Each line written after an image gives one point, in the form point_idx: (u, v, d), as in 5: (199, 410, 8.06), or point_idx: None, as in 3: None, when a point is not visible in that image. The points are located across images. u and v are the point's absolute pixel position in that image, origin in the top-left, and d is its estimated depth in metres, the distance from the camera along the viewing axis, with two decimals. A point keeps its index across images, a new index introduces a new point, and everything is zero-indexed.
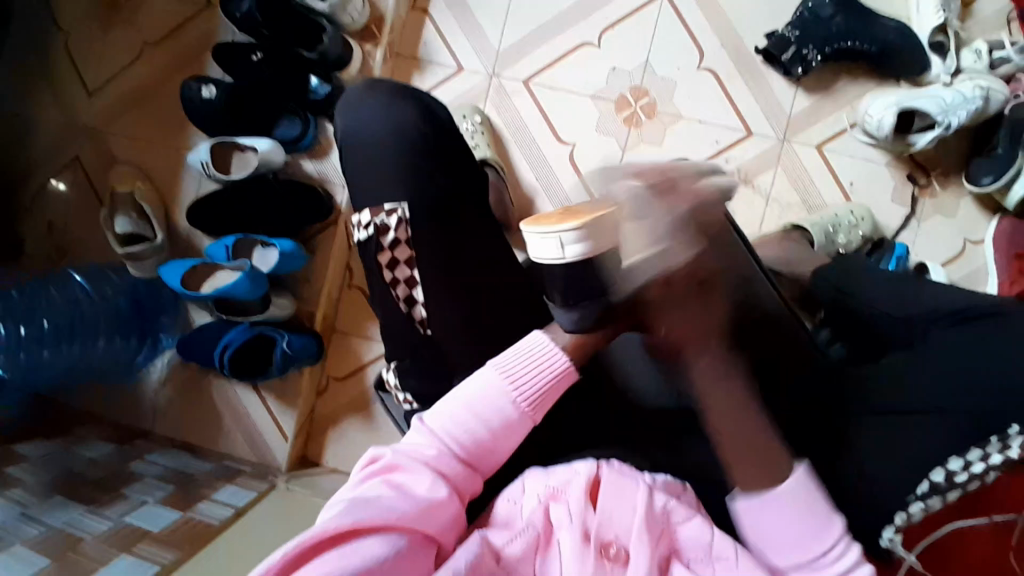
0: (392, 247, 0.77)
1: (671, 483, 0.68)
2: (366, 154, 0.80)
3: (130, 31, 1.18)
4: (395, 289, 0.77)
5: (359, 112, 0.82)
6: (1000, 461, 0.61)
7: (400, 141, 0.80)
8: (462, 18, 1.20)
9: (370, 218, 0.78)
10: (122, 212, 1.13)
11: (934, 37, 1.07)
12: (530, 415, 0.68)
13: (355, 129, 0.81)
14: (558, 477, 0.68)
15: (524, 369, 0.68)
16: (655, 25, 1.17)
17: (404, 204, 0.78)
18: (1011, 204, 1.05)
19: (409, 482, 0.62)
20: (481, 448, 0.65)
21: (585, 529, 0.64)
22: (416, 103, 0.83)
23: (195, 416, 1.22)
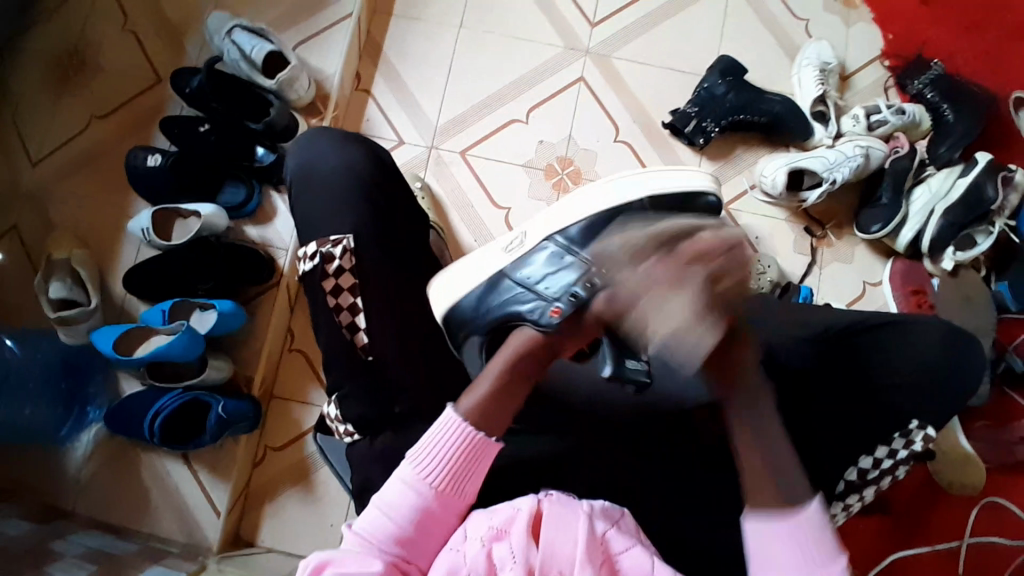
0: (336, 275, 0.80)
1: (609, 509, 0.69)
2: (313, 192, 0.85)
3: (79, 104, 1.23)
4: (339, 314, 0.79)
5: (305, 157, 0.87)
6: (908, 453, 0.79)
7: (342, 179, 0.85)
8: (402, 97, 1.31)
9: (315, 249, 0.81)
10: (57, 277, 1.13)
11: (816, 107, 1.25)
12: (455, 488, 0.69)
13: (302, 170, 0.86)
14: (501, 517, 0.66)
15: (440, 448, 0.69)
16: (576, 104, 1.30)
17: (349, 235, 0.81)
18: (901, 247, 1.19)
19: (342, 570, 0.62)
20: (412, 531, 0.66)
21: (529, 566, 0.63)
22: (364, 145, 0.88)
23: (119, 493, 1.14)
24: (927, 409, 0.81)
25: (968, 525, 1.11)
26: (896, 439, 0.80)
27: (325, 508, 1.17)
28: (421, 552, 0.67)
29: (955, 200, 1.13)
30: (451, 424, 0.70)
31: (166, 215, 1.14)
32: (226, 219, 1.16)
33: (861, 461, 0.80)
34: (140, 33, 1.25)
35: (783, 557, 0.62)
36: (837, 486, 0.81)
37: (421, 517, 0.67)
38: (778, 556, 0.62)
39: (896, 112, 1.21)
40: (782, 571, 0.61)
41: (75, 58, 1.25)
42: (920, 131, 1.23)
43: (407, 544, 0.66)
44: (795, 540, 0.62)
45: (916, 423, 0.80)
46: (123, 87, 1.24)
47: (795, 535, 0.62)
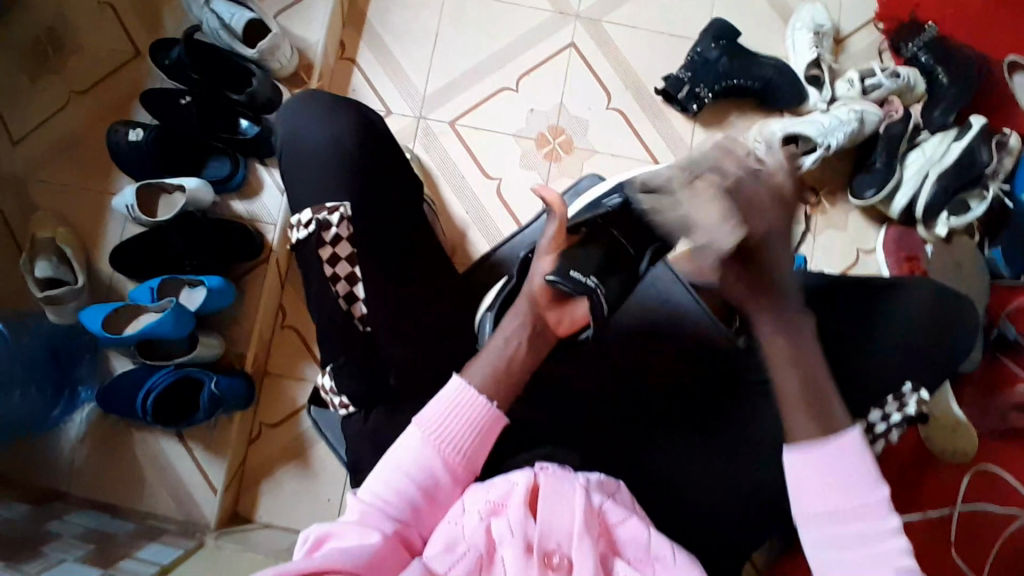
0: (333, 243, 0.78)
1: (605, 482, 0.70)
2: (301, 163, 0.83)
3: (59, 81, 1.20)
4: (335, 285, 0.78)
5: (291, 127, 0.85)
6: (901, 417, 0.81)
7: (331, 149, 0.82)
8: (389, 66, 1.28)
9: (310, 216, 0.79)
10: (43, 256, 1.11)
11: (810, 71, 1.23)
12: (457, 461, 0.68)
13: (290, 139, 0.84)
14: (497, 490, 0.66)
15: (445, 421, 0.69)
16: (566, 71, 1.28)
17: (346, 203, 0.80)
18: (894, 213, 1.18)
19: (343, 544, 0.62)
20: (412, 503, 0.66)
21: (526, 540, 0.63)
22: (354, 109, 0.86)
23: (114, 473, 1.13)
24: (918, 372, 0.82)
25: (960, 490, 1.11)
26: (890, 403, 0.81)
27: (322, 484, 1.17)
28: (422, 525, 0.67)
29: (950, 163, 1.13)
30: (458, 397, 0.69)
31: (149, 190, 1.12)
32: (212, 194, 1.14)
33: (854, 426, 0.81)
34: (118, 6, 1.22)
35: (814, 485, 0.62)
36: None
37: (424, 489, 0.67)
38: (815, 484, 0.62)
39: (890, 75, 1.20)
40: (818, 499, 0.62)
41: (52, 34, 1.21)
42: (916, 95, 1.22)
43: (408, 516, 0.66)
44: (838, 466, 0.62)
45: (910, 386, 0.81)
46: (103, 62, 1.20)
47: (841, 460, 0.62)
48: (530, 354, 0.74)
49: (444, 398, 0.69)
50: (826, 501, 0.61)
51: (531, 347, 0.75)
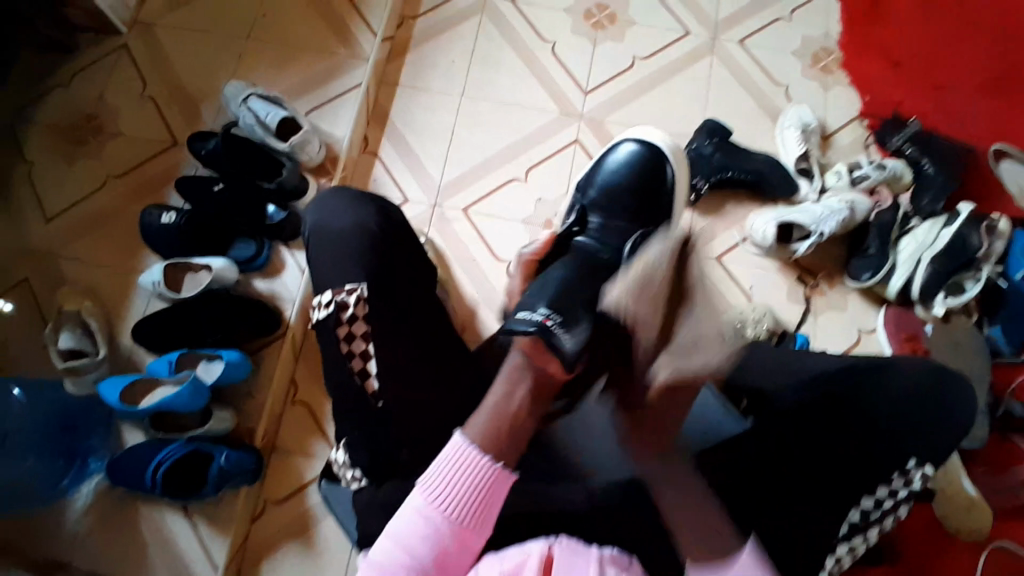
0: (349, 322, 0.81)
1: (617, 558, 0.70)
2: (325, 242, 0.88)
3: (99, 166, 1.29)
4: (351, 360, 0.81)
5: (321, 211, 0.92)
6: (908, 491, 0.83)
7: (361, 229, 0.88)
8: (407, 158, 1.38)
9: (331, 297, 0.83)
10: (67, 328, 1.15)
11: (799, 164, 1.31)
12: (463, 525, 0.69)
13: (318, 217, 0.91)
14: (512, 560, 0.68)
15: (455, 482, 0.69)
16: (572, 164, 1.37)
17: (364, 283, 0.83)
18: (892, 294, 1.23)
19: None
20: (420, 567, 0.66)
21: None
22: (377, 200, 0.94)
23: (115, 548, 1.11)
24: (921, 445, 0.84)
25: (978, 571, 1.08)
26: (896, 478, 0.83)
27: (325, 566, 1.14)
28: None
29: (941, 247, 1.18)
30: (460, 453, 0.70)
31: (177, 269, 1.19)
32: (236, 272, 1.20)
33: (862, 502, 0.83)
34: (160, 102, 1.33)
35: None
36: (841, 528, 0.82)
37: (438, 551, 0.67)
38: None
39: (877, 166, 1.28)
40: None
41: (92, 122, 1.32)
42: (903, 184, 1.29)
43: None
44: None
45: (915, 460, 0.84)
46: (139, 149, 1.30)
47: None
48: (529, 405, 0.74)
49: (450, 456, 0.70)
50: None
51: (529, 402, 0.74)
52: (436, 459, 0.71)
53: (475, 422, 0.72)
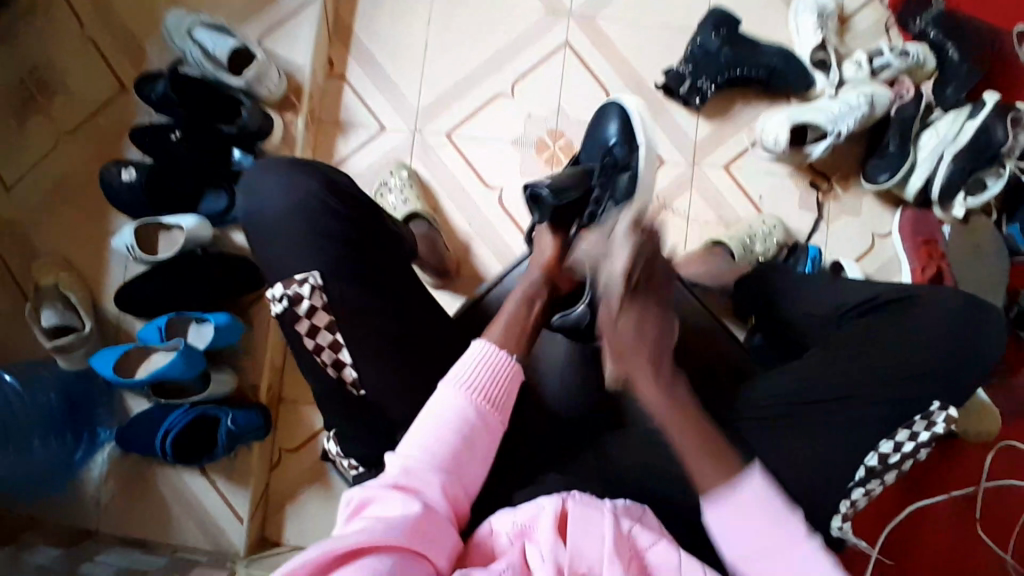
0: (309, 315, 0.72)
1: (631, 507, 0.70)
2: (269, 224, 0.76)
3: (46, 123, 1.19)
4: (320, 356, 0.73)
5: (251, 198, 0.78)
6: (928, 435, 0.76)
7: (304, 208, 0.75)
8: (379, 80, 1.25)
9: (282, 290, 0.72)
10: (48, 304, 1.11)
11: (816, 55, 1.17)
12: (493, 412, 0.70)
13: (260, 202, 0.77)
14: (525, 513, 0.67)
15: (473, 370, 0.71)
16: (562, 71, 1.23)
17: (314, 271, 0.72)
18: (910, 195, 1.14)
19: (385, 509, 0.60)
20: (456, 458, 0.66)
21: (558, 563, 0.62)
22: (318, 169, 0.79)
23: (139, 509, 1.15)
24: (950, 389, 0.77)
25: (984, 470, 1.10)
26: (917, 422, 0.76)
27: None
28: (467, 480, 0.67)
29: (965, 142, 1.08)
30: (484, 351, 0.73)
31: (148, 229, 1.12)
32: (210, 230, 1.13)
33: (880, 445, 0.76)
34: (99, 41, 1.20)
35: (746, 525, 0.64)
36: (856, 472, 0.75)
37: (464, 440, 0.67)
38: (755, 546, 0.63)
39: (900, 54, 1.14)
40: (741, 540, 0.64)
41: (35, 75, 1.20)
42: (926, 73, 1.16)
43: (455, 473, 0.66)
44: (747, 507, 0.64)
45: (937, 404, 0.76)
46: (86, 100, 1.19)
47: (750, 511, 0.64)
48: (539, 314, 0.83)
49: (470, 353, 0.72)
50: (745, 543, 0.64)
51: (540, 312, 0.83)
52: (458, 360, 0.73)
53: (496, 332, 0.78)
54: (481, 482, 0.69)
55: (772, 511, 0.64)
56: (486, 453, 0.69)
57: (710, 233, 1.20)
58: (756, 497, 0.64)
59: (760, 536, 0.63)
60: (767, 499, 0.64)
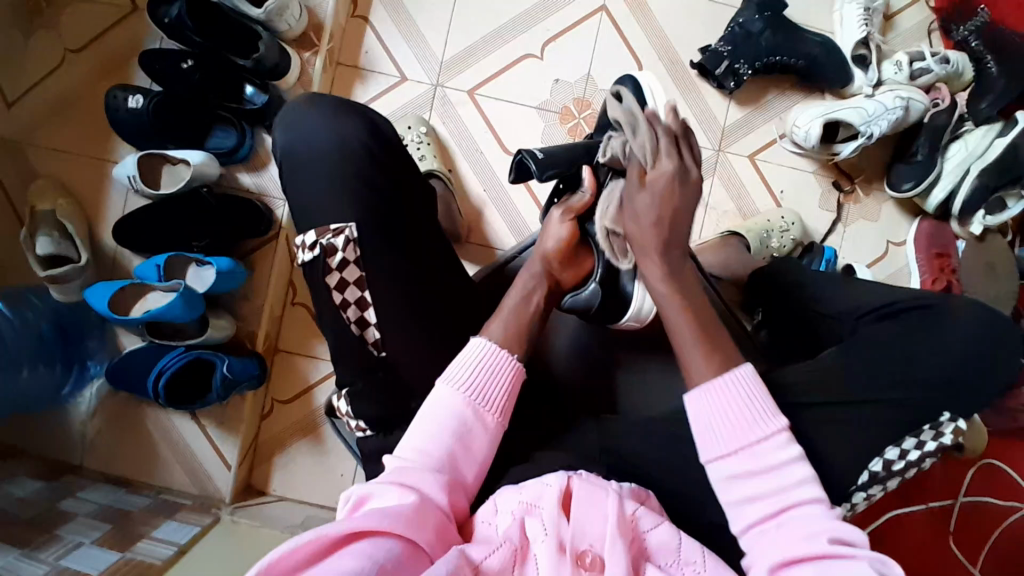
0: (340, 269, 0.70)
1: (636, 490, 0.68)
2: (302, 173, 0.73)
3: (51, 38, 1.14)
4: (345, 312, 0.71)
5: (294, 132, 0.75)
6: (935, 447, 0.74)
7: (337, 163, 0.73)
8: (405, 27, 1.20)
9: (315, 239, 0.71)
10: (43, 231, 1.07)
11: (857, 50, 1.14)
12: (497, 421, 0.70)
13: (292, 150, 0.74)
14: (530, 491, 0.64)
15: (470, 371, 0.70)
16: (596, 36, 1.19)
17: (351, 224, 0.71)
18: (931, 207, 1.13)
19: (382, 504, 0.60)
20: (452, 459, 0.66)
21: (560, 540, 0.60)
22: (358, 120, 0.75)
23: (126, 447, 1.14)
24: (957, 400, 0.75)
25: (964, 485, 1.11)
26: (925, 431, 0.74)
27: (334, 460, 1.17)
28: (465, 485, 0.66)
29: (992, 160, 1.06)
30: (479, 350, 0.71)
31: (152, 161, 1.07)
32: (218, 167, 1.09)
33: (885, 452, 0.74)
34: None
35: (718, 412, 0.64)
36: (859, 477, 0.73)
37: (459, 442, 0.67)
38: (718, 413, 0.64)
39: (941, 60, 1.12)
40: (719, 426, 0.63)
41: None
42: (962, 82, 1.15)
43: (451, 474, 0.65)
44: (728, 390, 0.64)
45: (947, 415, 0.75)
46: (96, 18, 1.14)
47: (734, 391, 0.64)
48: (546, 303, 0.78)
49: (467, 354, 0.70)
50: (724, 432, 0.63)
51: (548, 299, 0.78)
52: (455, 358, 0.72)
53: (498, 327, 0.74)
54: (477, 483, 0.67)
55: (760, 399, 0.64)
56: (486, 453, 0.68)
57: (726, 226, 1.18)
58: (744, 389, 0.65)
59: (745, 424, 0.63)
60: (754, 391, 0.65)
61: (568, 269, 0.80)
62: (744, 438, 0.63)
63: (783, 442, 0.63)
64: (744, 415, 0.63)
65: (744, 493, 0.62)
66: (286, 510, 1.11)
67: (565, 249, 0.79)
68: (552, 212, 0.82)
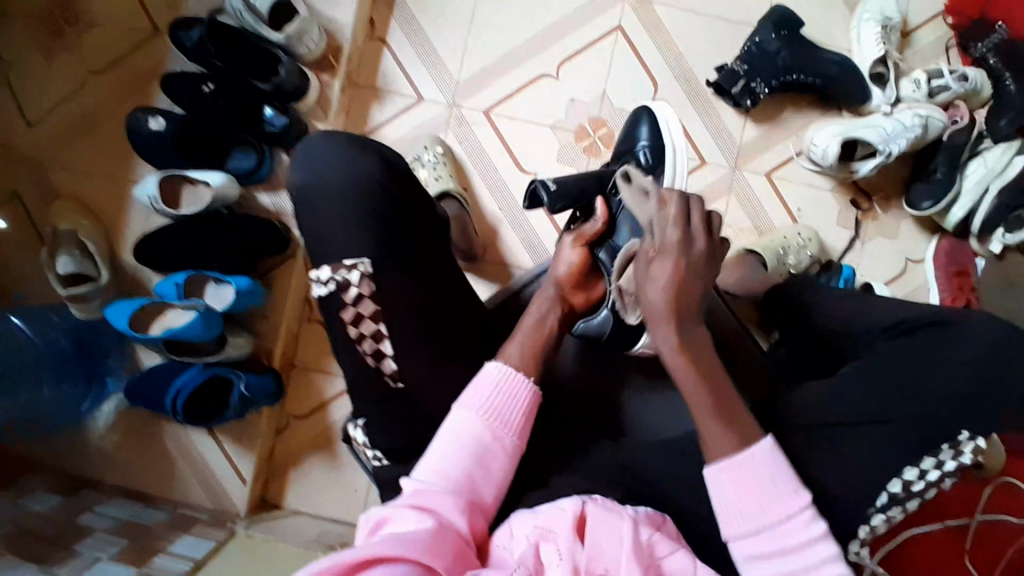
0: (355, 303, 0.70)
1: (651, 515, 0.66)
2: (314, 201, 0.74)
3: (76, 61, 1.17)
4: (361, 345, 0.71)
5: (307, 164, 0.75)
6: (954, 467, 0.69)
7: (352, 189, 0.73)
8: (421, 48, 1.21)
9: (330, 274, 0.71)
10: (65, 250, 1.09)
11: (875, 69, 1.13)
12: (516, 441, 0.70)
13: (306, 176, 0.74)
14: (546, 516, 0.62)
15: (487, 394, 0.70)
16: (612, 54, 1.19)
17: (365, 259, 0.71)
18: (949, 225, 1.11)
19: (399, 528, 0.59)
20: (470, 481, 0.66)
21: (574, 564, 0.58)
22: (373, 148, 0.76)
23: (145, 462, 1.16)
24: (976, 423, 0.73)
25: None
26: (944, 451, 0.70)
27: (348, 474, 1.18)
28: (482, 507, 0.66)
29: (1012, 178, 1.05)
30: (497, 373, 0.71)
31: (173, 182, 1.08)
32: (238, 188, 1.10)
33: (904, 472, 0.70)
34: None
35: (738, 498, 0.62)
36: (877, 499, 0.70)
37: (477, 463, 0.67)
38: (738, 497, 0.62)
39: (959, 78, 1.11)
40: (738, 519, 0.62)
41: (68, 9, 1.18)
42: (980, 99, 1.13)
43: (469, 497, 0.65)
44: (753, 471, 0.62)
45: (966, 433, 0.70)
46: (118, 40, 1.17)
47: (753, 473, 0.62)
48: (560, 328, 0.78)
49: (486, 375, 0.70)
50: (747, 515, 0.62)
51: (562, 323, 0.78)
52: (472, 379, 0.72)
53: (514, 348, 0.74)
54: (496, 506, 0.67)
55: (784, 477, 0.63)
56: (504, 475, 0.68)
57: (743, 242, 1.17)
58: (767, 470, 0.62)
59: (767, 508, 0.61)
60: (774, 472, 0.62)
61: (580, 292, 0.81)
62: (762, 527, 0.61)
63: (808, 522, 0.61)
64: (762, 492, 0.62)
65: (765, 574, 0.60)
66: (302, 525, 1.12)
67: (577, 273, 0.80)
68: (564, 238, 0.83)
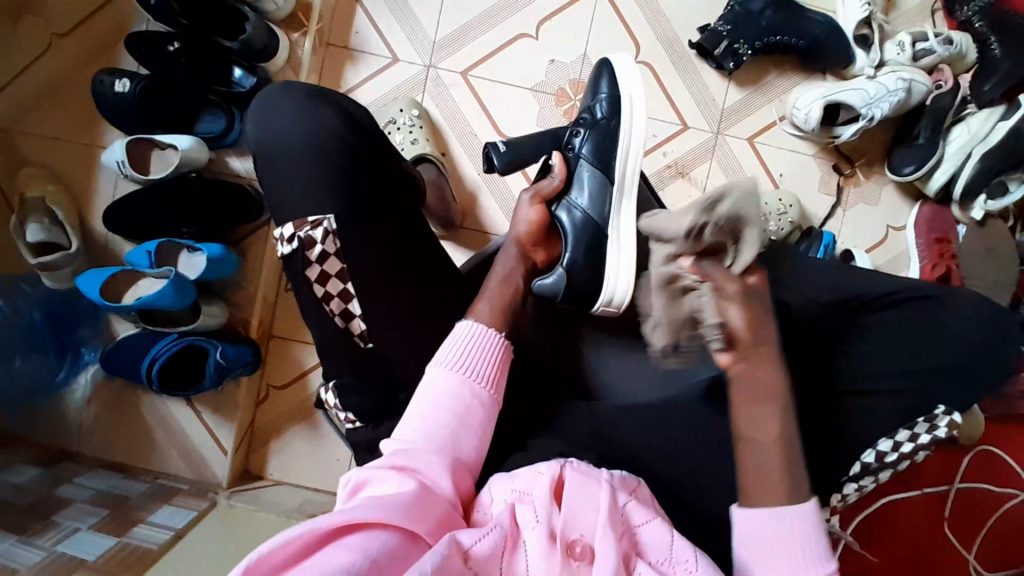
0: (320, 262, 0.70)
1: (626, 479, 0.65)
2: (283, 165, 0.71)
3: (36, 22, 1.12)
4: (329, 305, 0.71)
5: (264, 127, 0.73)
6: (928, 440, 0.73)
7: (320, 151, 0.71)
8: (396, 7, 1.17)
9: (294, 231, 0.70)
10: (34, 218, 1.06)
11: (859, 30, 1.11)
12: (493, 397, 0.69)
13: (271, 138, 0.72)
14: (523, 481, 0.62)
15: (464, 353, 0.69)
16: (593, 13, 1.16)
17: (329, 216, 0.70)
18: (931, 190, 1.11)
19: (379, 490, 0.57)
20: (452, 439, 0.64)
21: (550, 528, 0.57)
22: (337, 108, 0.74)
23: (123, 433, 1.15)
24: (949, 387, 0.74)
25: (960, 470, 1.10)
26: (919, 424, 0.73)
27: (328, 444, 1.17)
28: (465, 465, 0.64)
29: (995, 143, 1.04)
30: (472, 333, 0.70)
31: (141, 146, 1.05)
32: (207, 153, 1.07)
33: (878, 443, 0.73)
34: None
35: (772, 548, 0.59)
36: (851, 467, 0.73)
37: (459, 419, 0.66)
38: (773, 551, 0.59)
39: (944, 41, 1.09)
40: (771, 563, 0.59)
41: None
42: (965, 64, 1.11)
43: (453, 455, 0.64)
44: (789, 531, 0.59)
45: (942, 407, 0.73)
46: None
47: (791, 528, 0.60)
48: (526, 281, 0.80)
49: (460, 334, 0.69)
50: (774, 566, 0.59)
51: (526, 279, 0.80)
52: (447, 340, 0.71)
53: (485, 308, 0.74)
54: (477, 462, 0.66)
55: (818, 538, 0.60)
56: (483, 432, 0.67)
57: None
58: (807, 530, 0.60)
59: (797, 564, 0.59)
60: (808, 529, 0.60)
61: (540, 248, 0.83)
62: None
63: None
64: (800, 555, 0.59)
65: None
66: (283, 494, 1.12)
67: (537, 231, 0.83)
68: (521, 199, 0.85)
